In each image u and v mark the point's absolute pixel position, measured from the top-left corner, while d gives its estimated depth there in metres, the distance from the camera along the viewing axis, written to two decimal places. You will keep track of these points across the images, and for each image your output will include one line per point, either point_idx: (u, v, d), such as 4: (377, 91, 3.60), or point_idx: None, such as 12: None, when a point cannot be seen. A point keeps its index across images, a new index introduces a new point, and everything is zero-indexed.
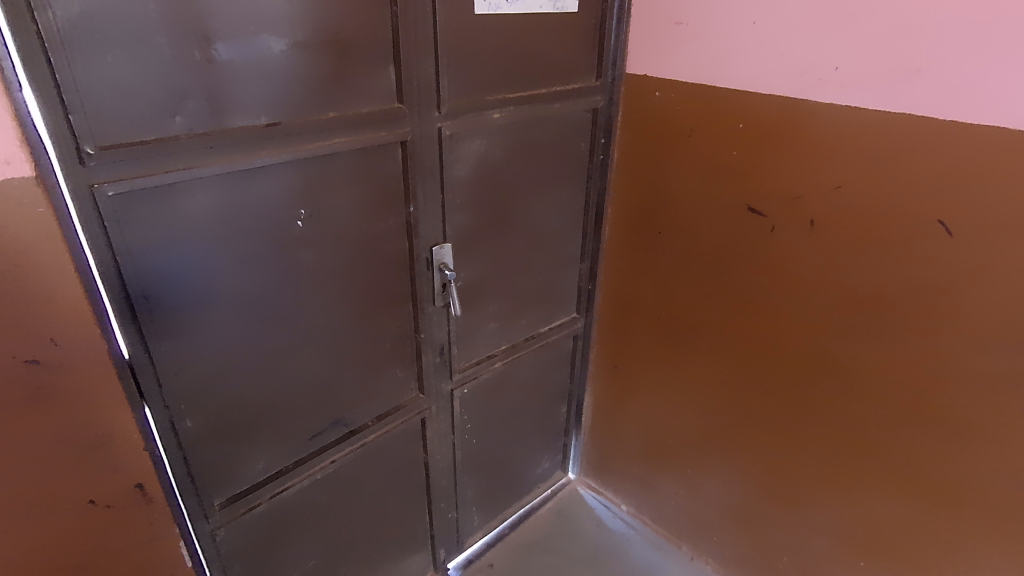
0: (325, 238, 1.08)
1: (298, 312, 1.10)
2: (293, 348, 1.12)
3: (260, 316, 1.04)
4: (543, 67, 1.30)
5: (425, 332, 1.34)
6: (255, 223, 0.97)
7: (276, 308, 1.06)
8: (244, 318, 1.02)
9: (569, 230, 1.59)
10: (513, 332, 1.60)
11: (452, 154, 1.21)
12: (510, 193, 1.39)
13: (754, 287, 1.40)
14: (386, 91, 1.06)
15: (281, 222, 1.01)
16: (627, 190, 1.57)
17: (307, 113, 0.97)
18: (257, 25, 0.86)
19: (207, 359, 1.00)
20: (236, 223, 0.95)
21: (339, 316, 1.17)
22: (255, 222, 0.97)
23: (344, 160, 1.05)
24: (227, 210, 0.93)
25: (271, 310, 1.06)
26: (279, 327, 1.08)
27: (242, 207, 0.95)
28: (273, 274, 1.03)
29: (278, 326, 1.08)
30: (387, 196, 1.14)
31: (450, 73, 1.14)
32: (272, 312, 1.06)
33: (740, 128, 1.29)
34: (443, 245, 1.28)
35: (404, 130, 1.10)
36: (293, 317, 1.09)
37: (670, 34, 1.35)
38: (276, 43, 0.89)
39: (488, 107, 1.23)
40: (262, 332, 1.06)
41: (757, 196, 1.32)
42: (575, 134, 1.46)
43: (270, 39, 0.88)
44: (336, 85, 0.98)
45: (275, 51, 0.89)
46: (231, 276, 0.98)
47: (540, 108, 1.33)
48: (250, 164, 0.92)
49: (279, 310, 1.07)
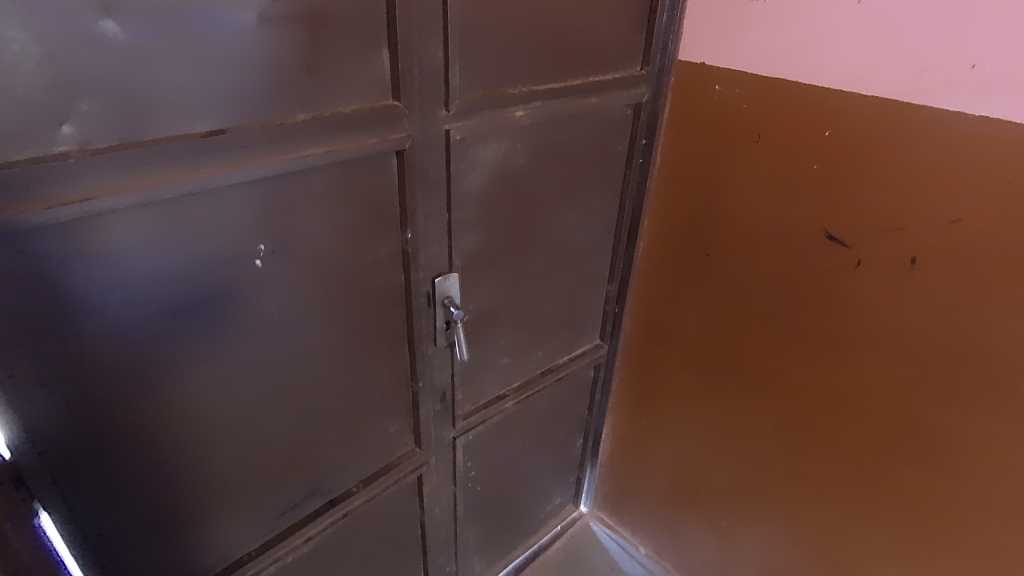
0: (293, 278, 0.83)
1: (258, 371, 0.85)
2: (253, 414, 0.87)
3: (204, 383, 0.79)
4: (579, 52, 1.03)
5: (423, 379, 1.09)
6: (192, 265, 0.72)
7: (227, 369, 0.81)
8: (182, 386, 0.77)
9: (598, 247, 1.34)
10: (529, 366, 1.36)
11: (461, 164, 0.95)
12: (531, 208, 1.13)
13: (825, 331, 1.15)
14: (377, 84, 0.79)
15: (231, 260, 0.75)
16: (669, 203, 1.31)
17: (265, 115, 0.70)
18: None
19: (129, 442, 0.75)
20: (163, 266, 0.70)
21: (313, 369, 0.92)
22: (192, 264, 0.72)
23: (316, 176, 0.79)
24: (149, 251, 0.68)
25: (221, 373, 0.81)
26: (233, 392, 0.83)
27: (170, 245, 0.69)
28: (221, 326, 0.78)
29: (231, 389, 0.83)
30: (377, 219, 0.89)
31: (463, 59, 0.87)
32: (222, 374, 0.81)
33: (825, 136, 1.03)
34: (448, 276, 1.02)
35: (399, 135, 0.83)
36: (252, 378, 0.85)
37: (742, 14, 1.07)
38: (216, 18, 0.63)
39: (511, 104, 0.96)
40: (209, 401, 0.81)
41: (840, 222, 1.06)
42: (612, 135, 1.19)
43: (207, 12, 0.62)
44: (307, 76, 0.72)
45: (216, 31, 0.63)
46: (159, 335, 0.73)
47: (574, 104, 1.06)
48: (179, 188, 0.66)
49: (232, 372, 0.82)
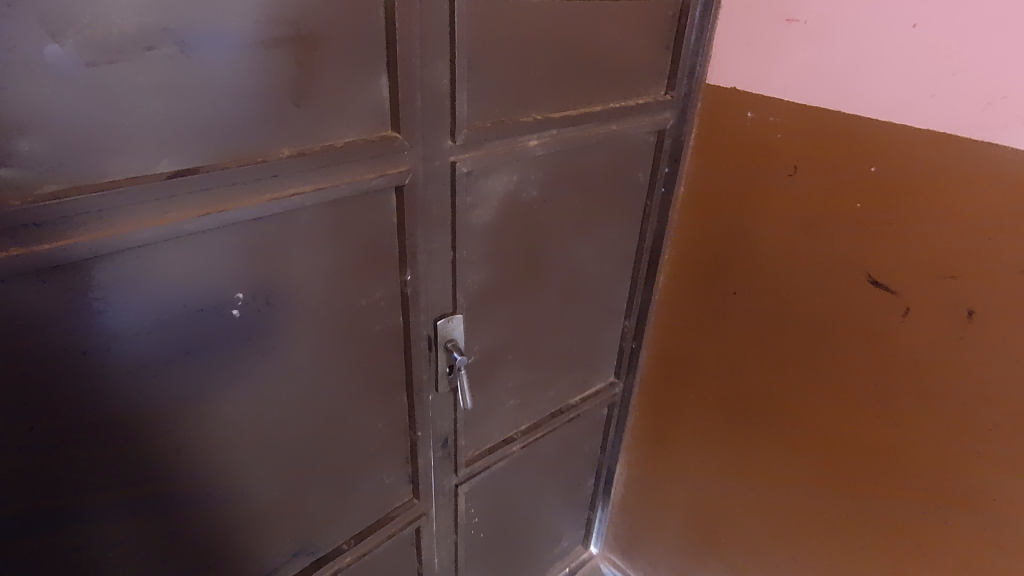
0: (277, 326, 0.75)
1: (236, 429, 0.77)
2: (230, 474, 0.79)
3: (174, 443, 0.72)
4: (601, 76, 0.94)
5: (422, 427, 1.01)
6: (159, 317, 0.64)
7: (201, 428, 0.73)
8: (148, 445, 0.70)
9: (615, 282, 1.24)
10: (539, 406, 1.26)
11: (467, 198, 0.87)
12: (545, 242, 1.04)
13: (864, 383, 1.04)
14: (375, 114, 0.71)
15: (206, 310, 0.67)
16: (692, 235, 1.22)
17: (241, 151, 0.62)
18: (152, 14, 0.53)
19: (86, 511, 0.68)
20: (123, 320, 0.62)
21: (299, 423, 0.83)
22: (158, 317, 0.64)
23: (303, 216, 0.71)
24: (107, 305, 0.60)
25: (194, 433, 0.73)
26: (208, 453, 0.75)
27: (132, 297, 0.61)
28: (193, 384, 0.70)
29: (204, 448, 0.75)
30: (372, 260, 0.80)
31: (472, 85, 0.79)
32: (195, 433, 0.73)
33: (871, 172, 0.93)
34: (452, 317, 0.93)
35: (397, 170, 0.75)
36: (229, 436, 0.76)
37: (780, 35, 0.98)
38: (187, 46, 0.56)
39: (524, 132, 0.88)
40: (179, 463, 0.73)
41: (885, 266, 0.96)
42: (634, 163, 1.10)
43: (176, 39, 0.55)
44: (292, 107, 0.64)
45: (188, 60, 0.56)
46: (120, 393, 0.65)
47: (593, 131, 0.98)
48: (142, 235, 0.58)
49: (206, 432, 0.74)
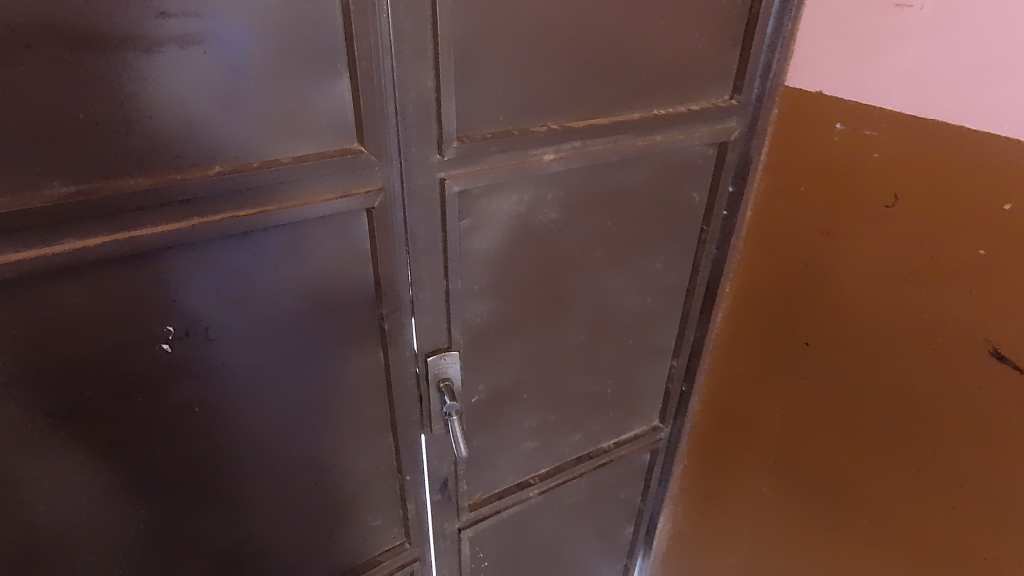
0: (226, 360, 0.66)
1: (185, 469, 0.69)
2: (175, 518, 0.71)
3: (109, 484, 0.65)
4: (642, 76, 0.77)
5: (412, 470, 0.90)
6: (71, 349, 0.58)
7: (142, 468, 0.66)
8: (81, 484, 0.63)
9: (660, 316, 1.06)
10: (564, 449, 1.11)
11: (463, 220, 0.74)
12: (568, 271, 0.89)
13: (975, 485, 0.79)
14: (337, 125, 0.61)
15: (128, 342, 0.60)
16: (759, 268, 1.00)
17: (157, 166, 0.54)
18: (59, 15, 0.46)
19: (5, 557, 0.62)
20: (25, 352, 0.55)
21: (258, 463, 0.74)
22: (71, 348, 0.58)
23: (248, 241, 0.61)
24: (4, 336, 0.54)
25: (134, 472, 0.66)
26: (149, 495, 0.68)
27: (36, 326, 0.55)
28: (121, 422, 0.63)
29: (147, 488, 0.67)
30: (342, 290, 0.70)
31: (465, 88, 0.66)
32: (128, 474, 0.65)
33: (1002, 209, 0.69)
34: (446, 354, 0.82)
35: (365, 190, 0.65)
36: (173, 478, 0.68)
37: (884, 26, 0.76)
38: (100, 48, 0.48)
39: (537, 145, 0.73)
40: (112, 506, 0.66)
41: (1015, 336, 0.71)
42: (686, 181, 0.92)
43: (85, 41, 0.48)
44: (221, 116, 0.55)
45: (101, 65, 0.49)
46: (45, 427, 0.59)
47: (629, 144, 0.81)
48: (35, 260, 0.52)
49: (145, 473, 0.66)
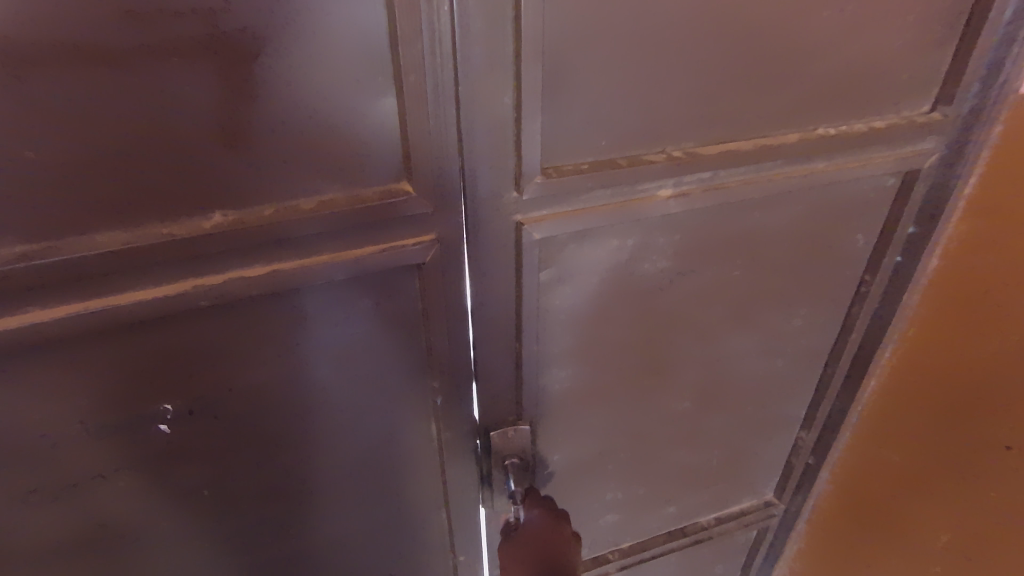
0: (240, 438, 0.54)
1: (196, 554, 0.58)
2: None
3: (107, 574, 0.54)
4: (808, 84, 0.56)
5: (466, 551, 0.75)
6: (46, 434, 0.46)
7: (145, 556, 0.55)
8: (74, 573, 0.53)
9: (791, 382, 0.83)
10: (653, 524, 0.92)
11: (545, 272, 0.57)
12: (677, 331, 0.69)
13: None
14: (379, 158, 0.46)
15: (117, 424, 0.48)
16: (945, 337, 0.75)
17: (141, 217, 0.41)
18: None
19: None
20: None
21: (282, 545, 0.63)
22: (45, 433, 0.46)
23: (262, 306, 0.48)
24: None
25: (135, 560, 0.55)
26: None
27: None
28: (114, 512, 0.52)
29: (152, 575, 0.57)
30: (385, 358, 0.56)
31: (556, 106, 0.48)
32: (127, 562, 0.55)
33: None
34: (513, 429, 0.66)
35: (414, 243, 0.49)
36: (179, 564, 0.57)
37: None
38: (55, 64, 0.36)
39: (651, 179, 0.54)
40: None
41: None
42: (849, 219, 0.68)
43: (34, 57, 0.35)
44: (223, 152, 0.41)
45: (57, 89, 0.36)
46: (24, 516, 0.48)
47: (777, 175, 0.60)
48: None
49: (150, 560, 0.56)
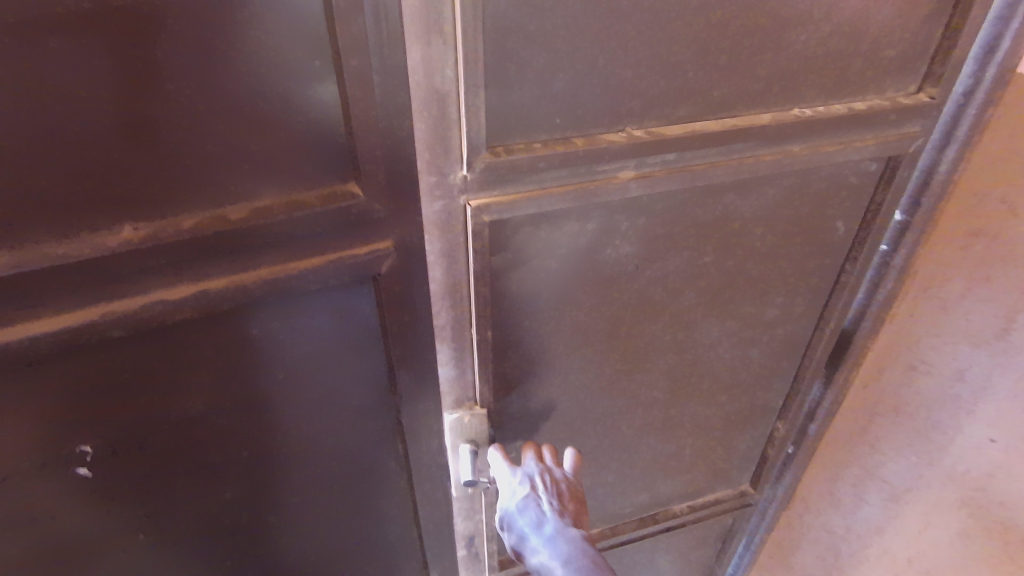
0: (177, 475, 0.48)
1: None
2: None
3: None
4: (784, 64, 0.52)
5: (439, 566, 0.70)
6: None
7: None
8: None
9: (766, 373, 0.81)
10: (626, 515, 0.90)
11: (501, 258, 0.51)
12: (646, 324, 0.66)
13: None
14: (314, 159, 0.42)
15: (26, 471, 0.42)
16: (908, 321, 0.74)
17: (39, 235, 0.37)
18: None
19: None
20: None
21: None
22: None
23: (192, 329, 0.43)
24: None
25: None
26: None
27: None
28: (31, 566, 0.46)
29: None
30: (336, 374, 0.51)
31: (506, 86, 0.43)
32: None
33: None
34: (472, 411, 0.56)
35: (365, 253, 0.46)
36: None
37: None
38: None
39: (611, 158, 0.49)
40: None
41: None
42: (828, 206, 0.65)
43: None
44: (128, 155, 0.37)
45: None
46: None
47: (750, 159, 0.56)
48: None
49: None
